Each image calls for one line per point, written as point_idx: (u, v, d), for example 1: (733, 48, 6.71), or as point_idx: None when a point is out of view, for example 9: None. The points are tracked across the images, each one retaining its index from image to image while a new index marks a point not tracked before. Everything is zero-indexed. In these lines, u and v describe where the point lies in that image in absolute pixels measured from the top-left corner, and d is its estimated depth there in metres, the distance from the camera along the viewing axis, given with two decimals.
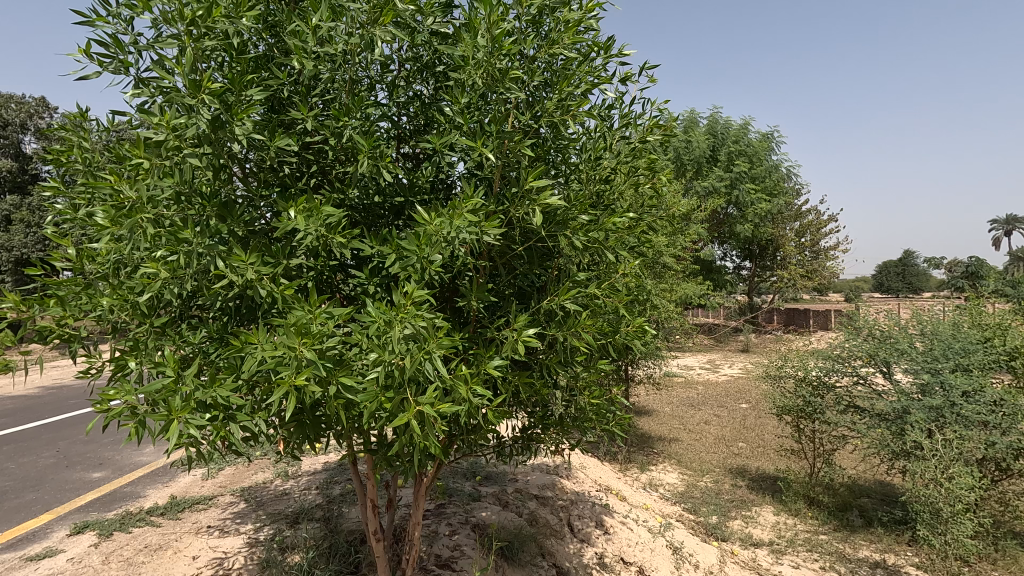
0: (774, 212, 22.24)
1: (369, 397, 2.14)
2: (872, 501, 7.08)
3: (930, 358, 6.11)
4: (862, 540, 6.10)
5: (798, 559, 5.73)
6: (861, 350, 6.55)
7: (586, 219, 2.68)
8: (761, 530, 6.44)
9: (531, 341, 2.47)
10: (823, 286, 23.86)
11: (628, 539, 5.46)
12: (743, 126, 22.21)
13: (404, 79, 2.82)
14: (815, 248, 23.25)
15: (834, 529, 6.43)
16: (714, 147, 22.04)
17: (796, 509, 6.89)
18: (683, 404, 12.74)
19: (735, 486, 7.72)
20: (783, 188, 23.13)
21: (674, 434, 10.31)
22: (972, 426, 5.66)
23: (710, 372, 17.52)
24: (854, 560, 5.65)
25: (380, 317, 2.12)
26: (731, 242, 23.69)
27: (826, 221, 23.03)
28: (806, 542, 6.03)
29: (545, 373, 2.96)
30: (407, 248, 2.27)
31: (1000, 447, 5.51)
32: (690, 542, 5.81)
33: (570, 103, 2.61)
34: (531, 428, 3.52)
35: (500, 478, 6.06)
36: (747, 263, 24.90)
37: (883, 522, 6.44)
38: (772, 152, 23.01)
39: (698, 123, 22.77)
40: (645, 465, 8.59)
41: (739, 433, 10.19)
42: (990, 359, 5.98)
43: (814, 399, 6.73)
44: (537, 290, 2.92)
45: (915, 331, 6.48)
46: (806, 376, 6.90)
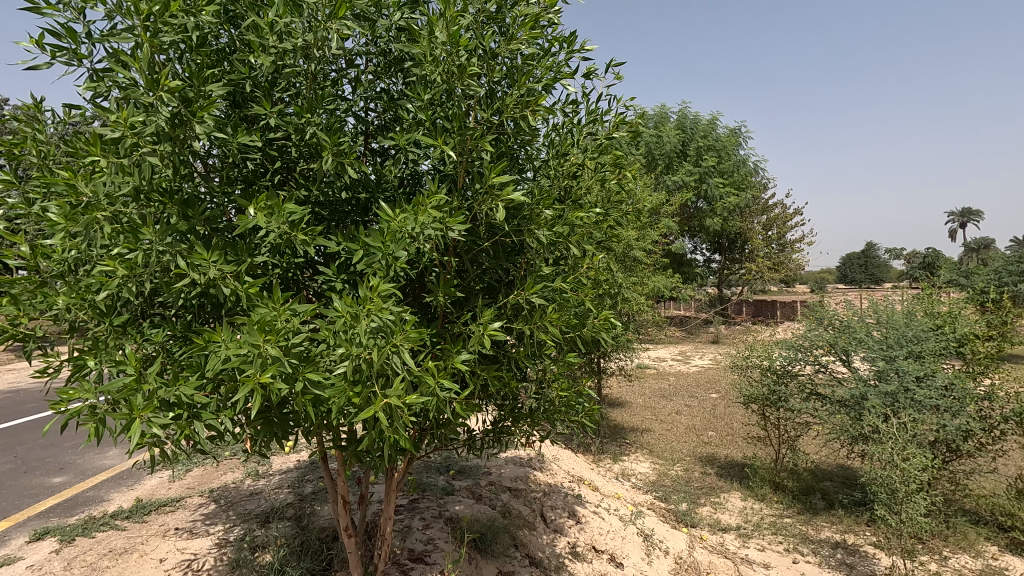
0: (742, 205, 22.77)
1: (336, 392, 2.13)
2: (833, 484, 7.39)
3: (885, 345, 6.37)
4: (824, 522, 6.35)
5: (764, 543, 5.93)
6: (821, 339, 6.81)
7: (550, 214, 2.72)
8: (729, 515, 6.65)
9: (497, 334, 2.50)
10: (789, 278, 24.54)
11: (599, 527, 5.57)
12: (712, 120, 22.73)
13: (370, 76, 2.82)
14: (782, 241, 23.95)
15: (798, 512, 6.68)
16: (684, 142, 22.50)
17: (762, 493, 7.12)
18: (655, 394, 13.03)
19: (704, 473, 7.94)
20: (751, 181, 23.70)
21: (646, 424, 10.55)
22: (925, 410, 5.92)
23: (681, 362, 17.92)
24: (816, 541, 5.90)
25: (346, 312, 2.12)
26: (701, 236, 24.16)
27: (791, 215, 23.68)
28: (771, 525, 6.26)
29: (513, 365, 3.00)
30: (372, 245, 2.28)
31: (950, 430, 5.78)
32: (660, 529, 5.96)
33: (530, 98, 2.61)
34: (501, 421, 3.57)
35: (473, 471, 6.10)
36: (717, 256, 25.46)
37: (844, 504, 6.73)
38: (740, 147, 23.57)
39: (668, 117, 23.15)
40: (618, 455, 8.77)
41: (709, 423, 10.46)
42: (941, 345, 6.27)
43: (778, 387, 7.01)
44: (505, 284, 2.95)
45: (872, 320, 6.75)
46: (771, 366, 7.13)
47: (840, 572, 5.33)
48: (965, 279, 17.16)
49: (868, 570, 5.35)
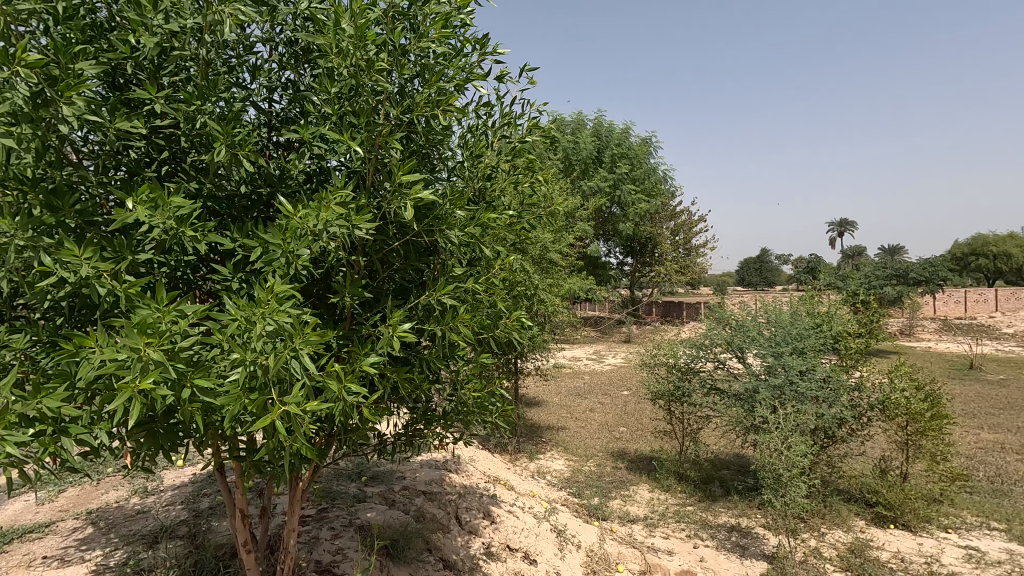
0: (652, 211, 24.01)
1: (229, 399, 1.99)
2: (730, 472, 7.97)
3: (774, 343, 6.94)
4: (722, 508, 6.83)
5: (668, 530, 6.28)
6: (720, 338, 7.32)
7: (462, 214, 2.71)
8: (637, 506, 6.97)
9: (407, 335, 2.46)
10: (694, 281, 26.20)
11: (514, 526, 5.63)
12: (625, 129, 23.77)
13: (273, 65, 2.67)
14: (687, 246, 25.52)
15: (699, 500, 7.14)
16: (599, 149, 23.35)
17: (667, 484, 7.54)
18: (571, 393, 13.43)
19: (615, 468, 8.26)
20: (660, 189, 25.03)
21: (562, 422, 10.84)
22: (806, 401, 6.53)
23: (595, 361, 18.59)
24: (714, 526, 6.34)
25: (240, 314, 1.99)
26: (615, 240, 25.19)
27: (696, 221, 25.28)
28: (675, 514, 6.64)
29: (425, 367, 2.97)
30: (271, 243, 2.16)
31: (827, 418, 6.42)
32: (572, 524, 6.13)
33: (441, 98, 2.58)
34: (413, 424, 3.51)
35: (386, 476, 5.96)
36: (629, 259, 26.67)
37: (739, 490, 7.28)
38: (650, 156, 24.84)
39: (585, 125, 23.94)
40: (534, 453, 8.93)
41: (620, 419, 10.92)
42: (820, 342, 6.94)
43: (682, 383, 7.50)
44: (416, 285, 2.90)
45: (763, 320, 7.34)
46: (676, 363, 7.58)
47: (735, 553, 5.75)
48: (841, 283, 19.18)
49: (758, 550, 5.83)
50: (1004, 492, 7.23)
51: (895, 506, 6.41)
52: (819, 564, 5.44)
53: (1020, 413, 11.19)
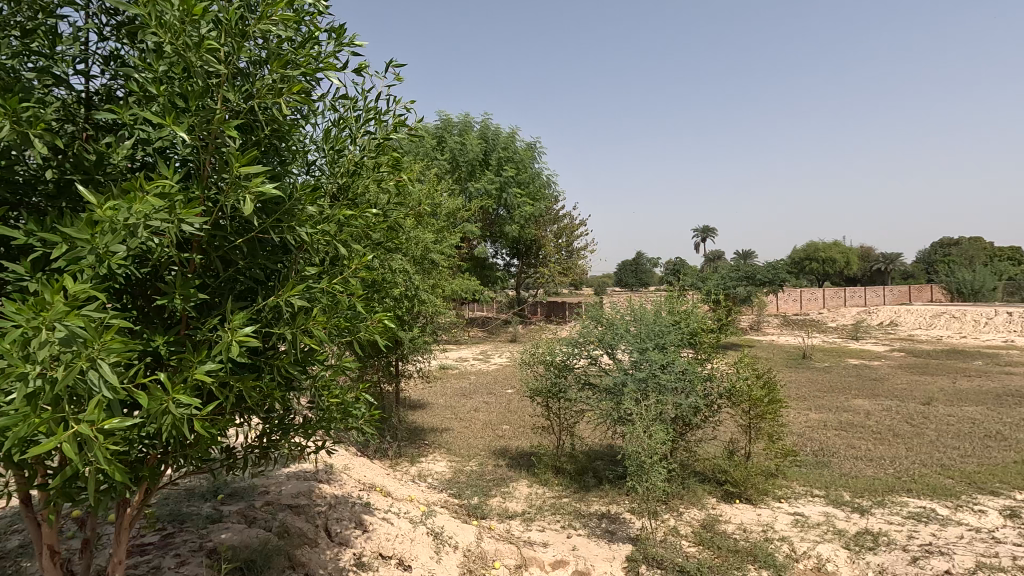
0: (537, 214, 24.79)
1: (9, 420, 1.70)
2: (603, 463, 8.43)
3: (640, 339, 7.40)
4: (594, 497, 7.20)
5: (544, 523, 6.48)
6: (592, 335, 7.70)
7: (314, 211, 2.58)
8: (516, 502, 7.12)
9: (248, 340, 2.28)
10: (576, 282, 27.47)
11: (388, 533, 5.47)
12: (511, 134, 24.29)
13: (87, 34, 2.36)
14: (570, 249, 26.69)
15: (573, 491, 7.47)
16: (486, 151, 23.63)
17: (545, 478, 7.79)
18: (456, 393, 13.45)
19: (496, 466, 8.37)
20: (544, 193, 25.92)
21: (446, 423, 10.80)
22: (667, 392, 7.09)
23: (481, 362, 18.77)
24: (586, 515, 6.67)
25: (21, 320, 1.70)
26: (501, 242, 25.64)
27: (577, 225, 26.53)
28: (551, 506, 6.89)
29: (275, 373, 2.77)
30: (72, 236, 1.89)
31: (684, 407, 7.04)
32: (450, 525, 6.10)
33: (285, 86, 2.42)
34: (268, 435, 3.27)
35: (247, 492, 5.52)
36: (515, 261, 27.37)
37: (610, 479, 7.73)
38: (535, 161, 25.65)
39: (472, 127, 24.09)
40: (415, 457, 8.79)
41: (503, 417, 11.11)
42: (679, 337, 7.56)
43: (559, 380, 7.82)
44: (264, 284, 2.71)
45: (630, 318, 7.82)
46: (554, 360, 7.88)
47: (604, 539, 6.07)
48: (702, 284, 21.23)
49: (625, 534, 6.20)
50: (823, 463, 8.42)
51: (740, 483, 7.23)
52: (677, 541, 5.92)
53: (838, 394, 13.12)
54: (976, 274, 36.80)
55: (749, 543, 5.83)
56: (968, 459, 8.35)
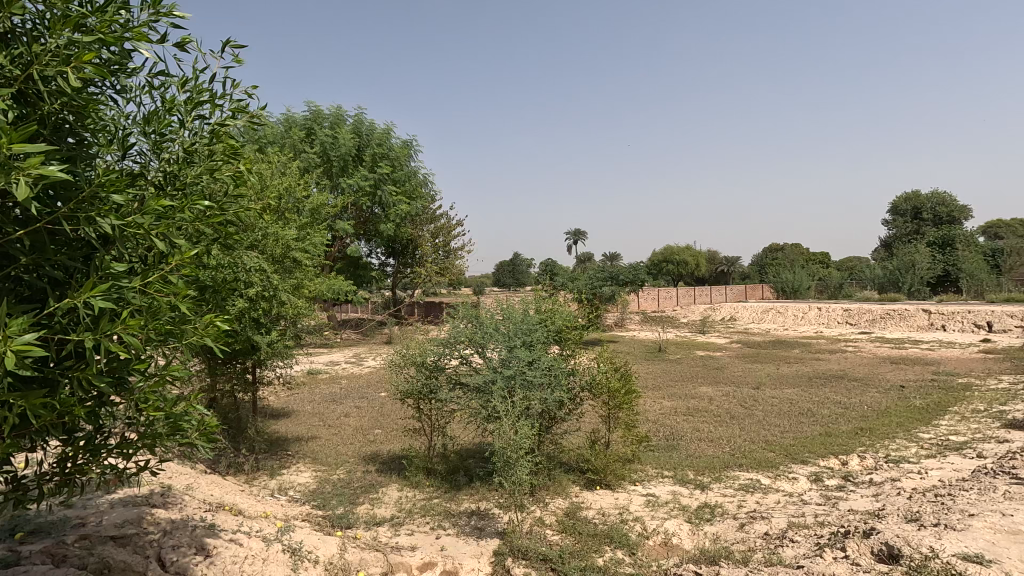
0: (414, 213, 24.38)
1: None
2: (474, 461, 8.49)
3: (507, 337, 7.47)
4: (465, 496, 7.23)
5: (413, 527, 6.36)
6: (462, 334, 7.61)
7: (121, 199, 2.27)
8: (385, 507, 6.91)
9: (27, 349, 1.92)
10: (453, 282, 27.50)
11: (236, 555, 5.00)
12: (386, 130, 23.61)
13: None
14: (447, 249, 26.64)
15: (444, 491, 7.43)
16: (360, 147, 22.72)
17: (416, 481, 7.66)
18: (325, 399, 12.77)
19: (365, 473, 8.06)
20: (421, 192, 25.57)
21: (312, 431, 10.20)
22: (533, 388, 7.29)
23: (354, 364, 18.05)
24: (456, 514, 6.67)
25: None
26: (376, 241, 24.86)
27: (454, 225, 26.57)
28: (421, 509, 6.79)
29: (75, 387, 2.38)
30: None
31: (549, 401, 7.31)
32: (311, 539, 5.74)
33: (75, 53, 2.10)
34: (74, 460, 2.81)
35: (58, 527, 4.74)
36: (391, 260, 26.76)
37: (481, 476, 7.81)
38: (411, 159, 25.22)
39: (344, 120, 23.02)
40: (276, 469, 8.18)
41: (375, 421, 10.75)
42: (545, 335, 7.77)
43: (430, 381, 7.72)
44: (59, 283, 2.33)
45: (498, 317, 7.82)
46: (424, 361, 7.74)
47: (472, 536, 6.11)
48: (572, 283, 22.38)
49: (493, 529, 6.29)
50: (672, 446, 9.27)
51: (601, 470, 7.60)
52: (542, 530, 6.13)
53: (687, 383, 14.55)
54: (796, 275, 42.98)
55: (606, 525, 6.21)
56: (785, 434, 9.70)
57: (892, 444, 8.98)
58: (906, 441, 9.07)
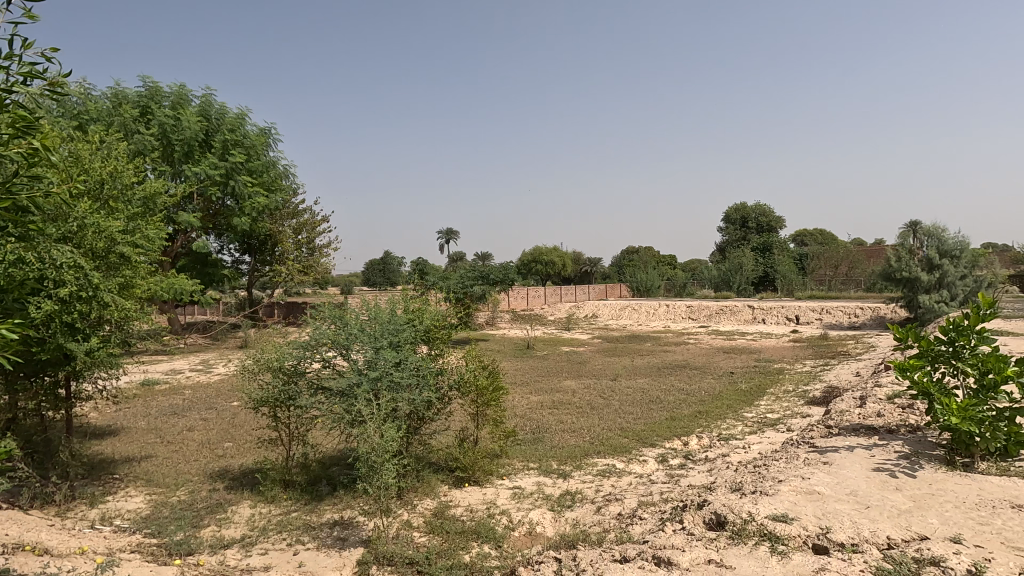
0: (273, 207, 22.61)
1: None
2: (338, 468, 8.08)
3: (373, 338, 7.13)
4: (327, 506, 6.85)
5: (267, 545, 5.87)
6: (324, 337, 7.08)
7: None
8: (234, 527, 6.30)
9: None
10: (318, 281, 26.03)
11: None
12: (240, 115, 21.60)
13: None
14: (311, 245, 25.12)
15: (304, 503, 6.97)
16: (208, 131, 20.52)
17: (272, 495, 7.08)
18: (164, 412, 11.33)
19: (211, 491, 7.27)
20: (281, 185, 23.81)
21: (147, 449, 8.99)
22: (400, 389, 7.09)
23: (201, 372, 16.29)
24: (317, 526, 6.29)
25: None
26: (228, 236, 22.67)
27: (319, 221, 25.14)
28: (277, 525, 6.30)
29: None
30: None
31: (417, 401, 7.17)
32: (141, 572, 5.04)
33: None
34: None
35: None
36: (246, 257, 24.61)
37: (345, 484, 7.45)
38: (269, 148, 23.38)
39: (189, 101, 20.62)
40: (98, 497, 7.07)
41: (225, 434, 9.77)
42: (413, 335, 7.56)
43: (289, 387, 7.17)
44: None
45: (363, 316, 7.43)
46: (281, 366, 7.14)
47: (334, 548, 5.79)
48: (443, 283, 22.34)
49: (357, 537, 6.02)
50: (538, 438, 9.64)
51: (468, 468, 7.64)
52: (409, 534, 6.01)
53: (552, 378, 15.24)
54: (648, 275, 47.17)
55: (474, 522, 6.27)
56: (637, 420, 10.59)
57: (723, 424, 10.21)
58: (734, 421, 10.38)
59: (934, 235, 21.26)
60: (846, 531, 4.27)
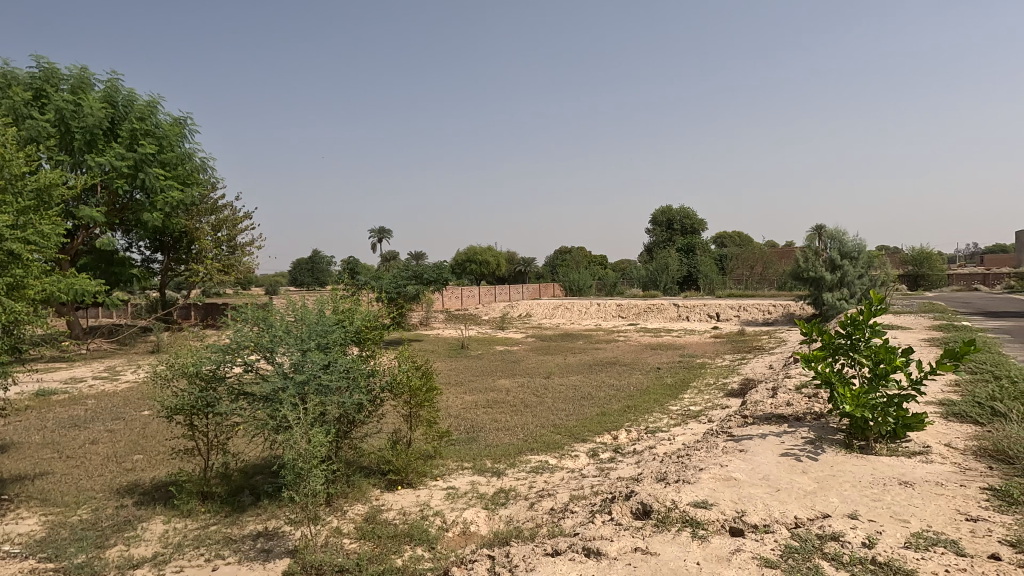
0: (189, 202, 21.21)
1: None
2: (262, 477, 7.70)
3: (300, 339, 6.82)
4: (249, 517, 6.51)
5: (183, 562, 5.51)
6: (246, 339, 6.71)
7: None
8: (145, 545, 5.86)
9: None
10: (240, 280, 24.71)
11: None
12: (150, 103, 20.11)
13: None
14: (232, 243, 23.81)
15: (225, 515, 6.59)
16: (114, 119, 18.95)
17: (188, 509, 6.64)
18: (63, 425, 10.36)
19: (118, 508, 6.73)
20: (198, 178, 22.38)
21: (42, 466, 8.18)
22: (329, 393, 6.84)
23: (107, 379, 15.03)
24: (239, 539, 5.97)
25: None
26: (138, 233, 21.04)
27: (240, 218, 23.86)
28: (194, 540, 5.92)
29: None
30: None
31: (347, 404, 6.95)
32: None
33: None
34: None
35: None
36: (158, 255, 22.95)
37: (269, 493, 7.11)
38: (184, 139, 21.92)
39: (90, 85, 18.95)
40: None
41: (134, 446, 9.06)
42: (343, 336, 7.31)
43: (207, 393, 6.74)
44: None
45: (289, 317, 7.10)
46: (198, 371, 6.71)
47: (257, 561, 5.52)
48: (375, 283, 21.82)
49: (283, 548, 5.76)
50: (472, 438, 9.62)
51: (401, 471, 7.50)
52: (338, 541, 5.82)
53: (486, 377, 15.28)
54: (580, 275, 48.33)
55: (406, 524, 6.17)
56: (570, 417, 10.81)
57: (650, 417, 10.63)
58: (661, 414, 10.83)
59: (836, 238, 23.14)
60: (760, 514, 4.57)
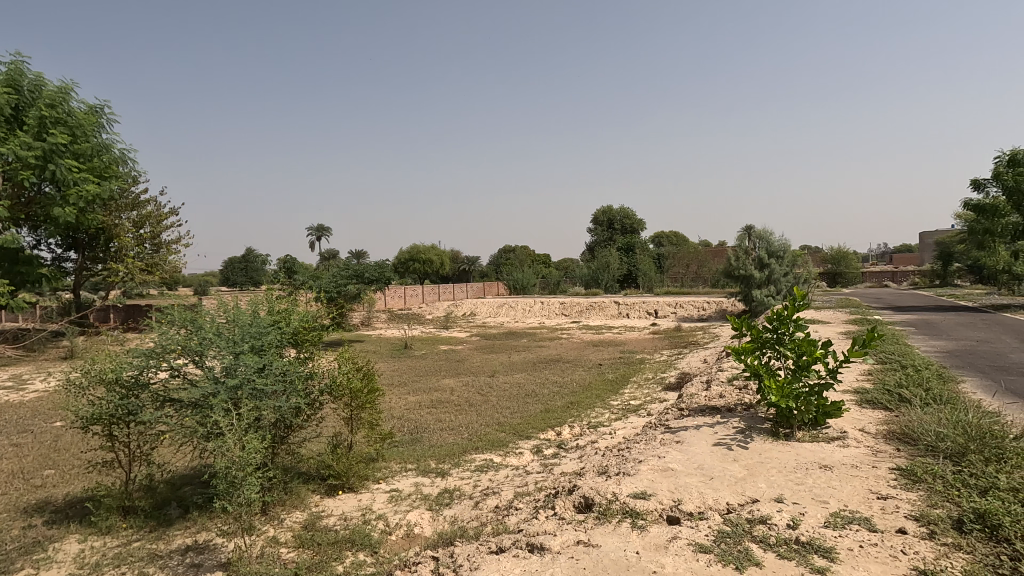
0: (107, 196, 19.77)
1: None
2: (192, 488, 7.28)
3: (232, 342, 6.47)
4: (177, 532, 6.14)
5: None
6: (173, 343, 6.30)
7: None
8: (57, 567, 5.41)
9: None
10: (166, 281, 23.28)
11: None
12: (61, 88, 18.59)
13: None
14: (155, 241, 22.40)
15: (149, 530, 6.19)
16: (19, 104, 17.38)
17: (107, 525, 6.19)
18: None
19: (25, 529, 6.17)
20: (116, 171, 20.89)
21: None
22: (264, 397, 6.54)
23: (12, 388, 13.78)
24: (165, 554, 5.62)
25: None
26: (47, 229, 19.40)
27: (165, 214, 22.47)
28: (114, 558, 5.53)
29: None
30: None
31: (283, 409, 6.68)
32: None
33: None
34: None
35: None
36: (72, 254, 21.24)
37: (199, 504, 6.73)
38: (100, 129, 20.40)
39: None
40: None
41: (44, 460, 8.34)
42: (278, 338, 7.01)
43: (129, 401, 6.30)
44: None
45: (221, 319, 6.73)
46: (118, 378, 6.27)
47: None
48: (314, 282, 21.11)
49: (214, 561, 5.47)
50: (415, 439, 9.49)
51: (342, 475, 7.29)
52: (275, 550, 5.60)
53: (430, 377, 15.11)
54: (524, 274, 48.74)
55: (347, 530, 6.02)
56: (514, 415, 10.87)
57: (592, 413, 10.86)
58: (602, 409, 11.11)
59: (764, 238, 24.44)
60: (695, 502, 4.76)
